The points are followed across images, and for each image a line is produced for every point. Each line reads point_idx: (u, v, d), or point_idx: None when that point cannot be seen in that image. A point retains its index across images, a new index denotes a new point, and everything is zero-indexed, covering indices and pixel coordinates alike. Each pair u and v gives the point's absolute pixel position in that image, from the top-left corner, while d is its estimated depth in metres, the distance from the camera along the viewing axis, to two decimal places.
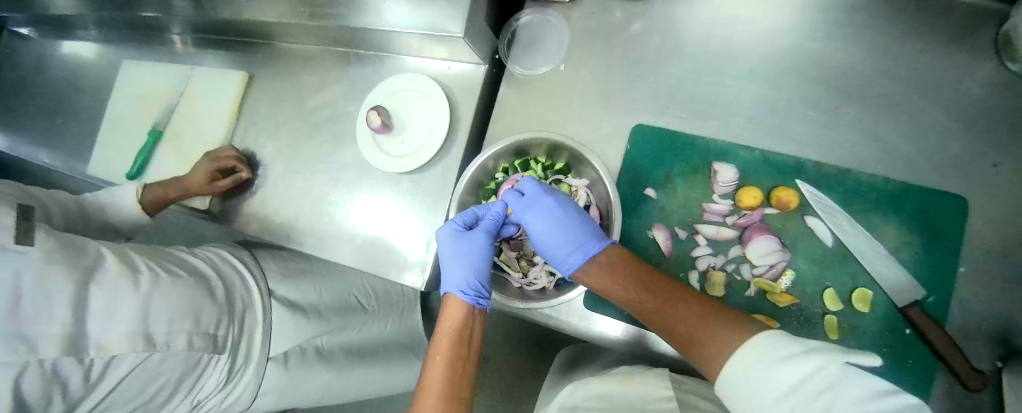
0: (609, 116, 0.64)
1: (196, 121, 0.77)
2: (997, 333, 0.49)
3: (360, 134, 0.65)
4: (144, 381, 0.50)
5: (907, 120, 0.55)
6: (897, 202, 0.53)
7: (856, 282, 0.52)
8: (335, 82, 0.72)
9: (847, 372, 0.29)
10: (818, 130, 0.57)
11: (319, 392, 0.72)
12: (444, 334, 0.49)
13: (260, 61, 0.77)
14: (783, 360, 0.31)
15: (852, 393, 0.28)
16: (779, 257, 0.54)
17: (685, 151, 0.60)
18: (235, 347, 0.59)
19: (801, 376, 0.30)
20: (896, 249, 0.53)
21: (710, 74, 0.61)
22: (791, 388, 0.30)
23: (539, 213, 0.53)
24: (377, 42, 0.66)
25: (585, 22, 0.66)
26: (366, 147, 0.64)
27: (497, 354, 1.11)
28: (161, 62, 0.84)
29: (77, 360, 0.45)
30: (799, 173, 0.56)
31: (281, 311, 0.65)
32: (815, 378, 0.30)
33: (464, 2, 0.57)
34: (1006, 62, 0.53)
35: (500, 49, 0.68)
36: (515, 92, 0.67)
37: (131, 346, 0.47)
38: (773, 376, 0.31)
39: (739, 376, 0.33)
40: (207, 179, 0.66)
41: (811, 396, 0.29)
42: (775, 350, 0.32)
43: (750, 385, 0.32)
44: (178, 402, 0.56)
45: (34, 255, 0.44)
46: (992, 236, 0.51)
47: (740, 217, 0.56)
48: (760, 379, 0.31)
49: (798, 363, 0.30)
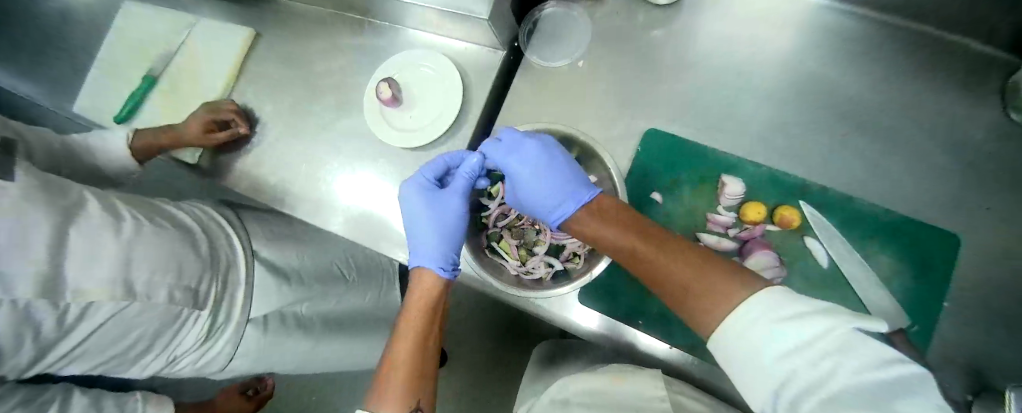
0: (621, 117, 0.63)
1: (194, 72, 0.74)
2: (973, 368, 0.50)
3: (369, 105, 0.64)
4: (121, 329, 0.49)
5: (916, 157, 0.56)
6: (897, 236, 0.54)
7: (844, 306, 0.53)
8: (346, 49, 0.70)
9: (856, 336, 0.26)
10: (828, 156, 0.58)
11: (295, 359, 0.72)
12: (417, 310, 0.48)
13: (272, 17, 0.74)
14: (782, 320, 0.29)
15: (860, 357, 0.26)
16: (776, 274, 0.54)
17: (693, 160, 0.60)
18: (217, 306, 0.57)
19: (806, 339, 0.28)
20: (888, 280, 0.54)
21: (727, 87, 0.61)
22: (794, 348, 0.28)
23: (527, 161, 0.50)
24: (392, 12, 0.65)
25: (606, 21, 0.66)
26: (373, 118, 0.63)
27: (474, 340, 1.10)
28: (155, 6, 0.81)
29: (52, 303, 0.43)
30: (806, 194, 0.56)
31: (264, 275, 0.63)
32: (821, 338, 0.27)
33: None
34: (1010, 112, 0.54)
35: (519, 36, 0.67)
36: (531, 82, 0.66)
37: (110, 294, 0.45)
38: (771, 333, 0.29)
39: (737, 332, 0.31)
40: (203, 129, 0.63)
41: (809, 354, 0.27)
42: (775, 309, 0.29)
43: (745, 340, 0.30)
44: (154, 354, 0.55)
45: (12, 192, 0.41)
46: (984, 281, 0.52)
47: (742, 231, 0.57)
48: (760, 338, 0.29)
49: (802, 324, 0.28)
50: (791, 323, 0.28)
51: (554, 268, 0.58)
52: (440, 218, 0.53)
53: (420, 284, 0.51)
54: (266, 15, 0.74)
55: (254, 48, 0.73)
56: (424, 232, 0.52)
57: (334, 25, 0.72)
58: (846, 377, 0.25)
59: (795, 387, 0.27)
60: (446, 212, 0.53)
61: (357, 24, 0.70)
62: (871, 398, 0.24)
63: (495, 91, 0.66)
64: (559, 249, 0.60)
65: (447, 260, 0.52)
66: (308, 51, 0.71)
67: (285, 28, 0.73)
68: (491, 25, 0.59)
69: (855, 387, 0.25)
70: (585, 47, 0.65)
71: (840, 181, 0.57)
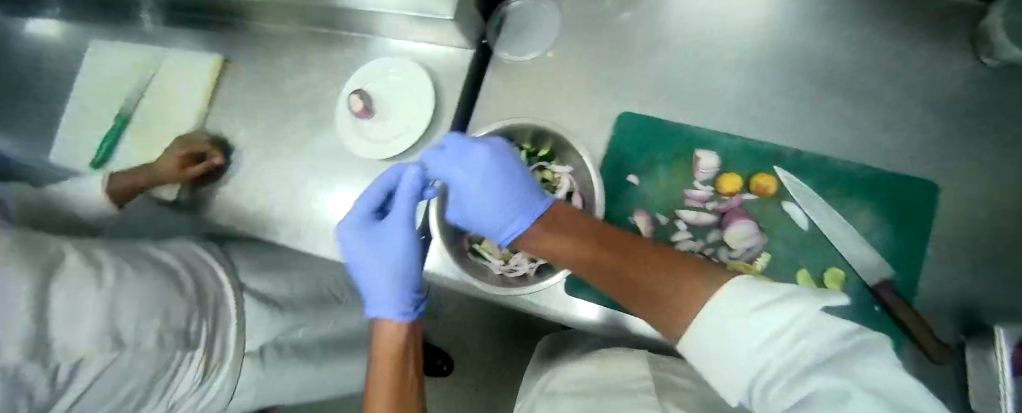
0: (594, 105, 0.63)
1: (166, 104, 0.74)
2: (959, 314, 0.51)
3: (342, 118, 0.64)
4: (111, 387, 0.43)
5: (889, 112, 0.56)
6: (874, 193, 0.55)
7: (827, 263, 0.54)
8: (316, 66, 0.70)
9: (823, 318, 0.26)
10: (802, 120, 0.58)
11: (296, 386, 0.68)
12: (385, 356, 0.49)
13: (241, 41, 0.74)
14: (756, 312, 0.28)
15: (826, 338, 0.26)
16: (756, 241, 0.55)
17: (668, 138, 0.60)
18: (211, 345, 0.51)
19: (777, 330, 0.27)
20: (868, 235, 0.54)
21: (697, 63, 0.61)
22: (766, 340, 0.27)
23: (469, 168, 0.48)
24: (359, 22, 0.65)
25: (570, 10, 0.66)
26: (348, 131, 0.63)
27: (478, 341, 1.12)
28: (123, 41, 0.81)
29: (42, 366, 0.37)
30: (780, 160, 0.57)
31: (258, 308, 0.57)
32: (792, 325, 0.27)
33: None
34: (984, 59, 0.54)
35: (488, 33, 0.67)
36: (502, 80, 0.66)
37: (98, 348, 0.39)
38: (741, 323, 0.28)
39: (707, 331, 0.30)
40: (179, 165, 0.64)
41: (779, 337, 0.27)
42: (747, 302, 0.29)
43: (716, 340, 0.29)
44: (153, 405, 0.49)
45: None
46: (966, 228, 0.53)
47: (719, 203, 0.58)
48: (733, 333, 0.28)
49: (777, 313, 0.27)
50: (764, 314, 0.28)
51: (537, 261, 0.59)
52: (387, 255, 0.53)
53: (383, 333, 0.51)
54: (234, 40, 0.74)
55: (225, 75, 0.73)
56: (375, 269, 0.53)
57: (302, 44, 0.71)
58: (816, 350, 0.26)
59: (771, 373, 0.27)
60: (393, 245, 0.53)
61: (325, 40, 0.70)
62: (840, 366, 0.25)
63: (467, 91, 0.66)
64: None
65: (403, 302, 0.52)
66: (277, 72, 0.71)
67: (253, 51, 0.73)
68: (456, 26, 0.59)
69: (821, 368, 0.25)
70: (553, 37, 0.65)
71: (815, 144, 0.57)
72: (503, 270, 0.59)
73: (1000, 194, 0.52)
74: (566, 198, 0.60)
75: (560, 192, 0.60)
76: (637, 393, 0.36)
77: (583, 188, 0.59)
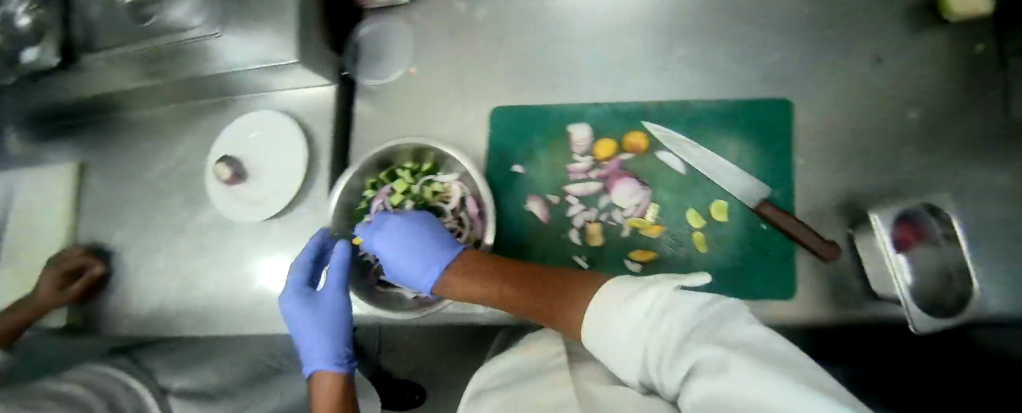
0: (466, 108, 0.64)
1: (33, 227, 0.71)
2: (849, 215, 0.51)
3: (217, 188, 0.63)
4: None
5: (733, 41, 0.58)
6: (734, 120, 0.57)
7: (711, 196, 0.55)
8: (190, 142, 0.69)
9: (682, 295, 0.29)
10: (659, 71, 0.60)
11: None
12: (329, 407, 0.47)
13: (110, 139, 0.72)
14: (628, 301, 0.30)
15: (689, 308, 0.28)
16: (642, 195, 0.56)
17: (541, 121, 0.61)
18: None
19: (645, 316, 0.29)
20: (743, 161, 0.56)
21: (552, 42, 0.63)
22: (641, 321, 0.29)
23: (388, 234, 0.52)
24: (218, 86, 0.64)
25: (424, 22, 0.67)
26: (227, 200, 0.63)
27: None
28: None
29: None
30: (646, 115, 0.59)
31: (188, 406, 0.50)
32: (656, 305, 0.29)
33: (289, 29, 0.55)
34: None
35: (346, 64, 0.66)
36: (373, 107, 0.65)
37: None
38: (620, 311, 0.30)
39: (601, 328, 0.31)
40: (54, 286, 0.63)
41: (647, 319, 0.29)
42: (619, 295, 0.32)
43: (601, 331, 0.31)
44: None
45: None
46: (832, 130, 0.54)
47: (601, 169, 0.58)
48: (616, 322, 0.30)
49: (641, 302, 0.30)
50: (633, 303, 0.30)
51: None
52: (322, 318, 0.53)
53: (320, 389, 0.48)
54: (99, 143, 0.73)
55: (93, 182, 0.72)
56: (307, 336, 0.52)
57: (174, 124, 0.70)
58: (681, 322, 0.27)
59: (660, 352, 0.27)
60: (328, 312, 0.53)
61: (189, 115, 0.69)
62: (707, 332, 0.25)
63: (339, 125, 0.65)
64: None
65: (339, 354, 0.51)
66: (155, 159, 0.70)
67: (128, 143, 0.72)
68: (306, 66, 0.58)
69: (688, 329, 0.26)
70: (414, 53, 0.66)
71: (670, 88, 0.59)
72: (415, 294, 0.59)
73: (855, 90, 0.54)
74: (460, 204, 0.60)
75: (452, 201, 0.60)
76: (551, 374, 0.39)
77: (473, 191, 0.59)
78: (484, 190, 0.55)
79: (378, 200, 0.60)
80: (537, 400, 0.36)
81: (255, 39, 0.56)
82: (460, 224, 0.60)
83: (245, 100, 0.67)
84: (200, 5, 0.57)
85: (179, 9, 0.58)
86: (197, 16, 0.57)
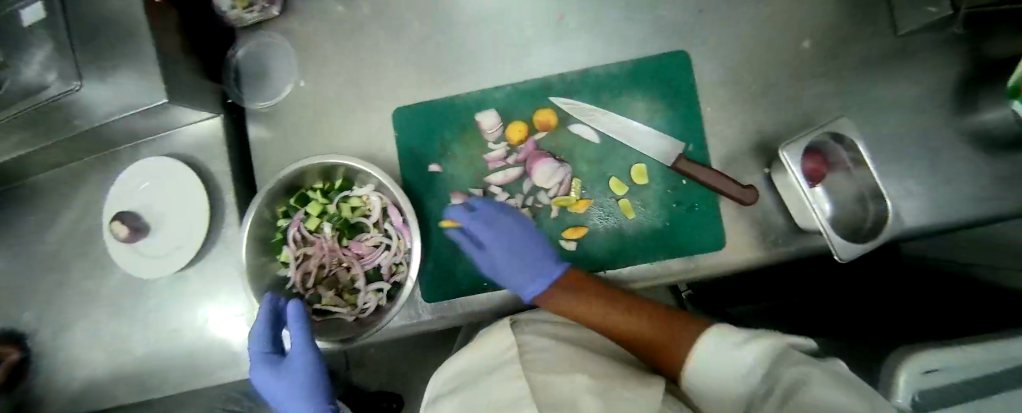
0: (361, 114, 0.75)
1: None
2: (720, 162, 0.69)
3: (114, 248, 0.71)
4: None
5: (562, 30, 0.73)
6: (579, 100, 0.71)
7: (610, 172, 0.68)
8: (94, 206, 0.77)
9: (775, 348, 0.42)
10: (513, 72, 0.73)
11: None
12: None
13: (33, 200, 0.80)
14: (740, 345, 0.44)
15: (766, 349, 0.42)
16: (563, 173, 0.68)
17: (444, 119, 0.72)
18: None
19: (759, 356, 0.42)
20: (648, 116, 0.70)
21: (409, 39, 0.75)
22: (754, 363, 0.42)
23: (500, 237, 0.64)
24: (100, 135, 0.67)
25: (286, 45, 0.77)
26: (129, 258, 0.70)
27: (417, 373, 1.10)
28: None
29: None
30: (551, 90, 0.71)
31: None
32: (756, 358, 0.42)
33: (156, 73, 0.60)
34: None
35: (228, 90, 0.75)
36: (265, 126, 0.76)
37: None
38: (730, 355, 0.44)
39: (710, 374, 0.45)
40: None
41: (749, 371, 0.42)
42: (730, 345, 0.45)
43: (720, 388, 0.44)
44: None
45: None
46: (664, 94, 0.70)
47: (517, 154, 0.70)
48: (729, 364, 0.44)
49: (749, 347, 0.43)
50: (745, 346, 0.43)
51: (382, 290, 0.72)
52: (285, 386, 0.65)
53: None
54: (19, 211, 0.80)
55: (19, 262, 0.80)
56: (285, 395, 0.65)
57: (65, 191, 0.78)
58: (759, 361, 0.42)
59: (760, 384, 0.41)
60: (298, 377, 0.65)
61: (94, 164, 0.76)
62: (790, 365, 0.39)
63: (238, 159, 0.75)
64: (377, 271, 0.73)
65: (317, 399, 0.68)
66: (69, 230, 0.78)
67: (32, 221, 0.80)
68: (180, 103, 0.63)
69: (779, 371, 0.40)
70: (296, 71, 0.77)
71: (514, 77, 0.73)
72: (357, 314, 0.71)
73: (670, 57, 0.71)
74: (381, 214, 0.73)
75: (373, 212, 0.73)
76: (506, 365, 0.48)
77: (391, 199, 0.71)
78: (399, 192, 0.66)
79: (294, 228, 0.73)
80: (489, 402, 0.44)
81: (118, 83, 0.58)
82: (385, 235, 0.73)
83: (128, 151, 0.75)
84: (48, 59, 0.55)
85: (26, 65, 0.55)
86: (51, 71, 0.55)
